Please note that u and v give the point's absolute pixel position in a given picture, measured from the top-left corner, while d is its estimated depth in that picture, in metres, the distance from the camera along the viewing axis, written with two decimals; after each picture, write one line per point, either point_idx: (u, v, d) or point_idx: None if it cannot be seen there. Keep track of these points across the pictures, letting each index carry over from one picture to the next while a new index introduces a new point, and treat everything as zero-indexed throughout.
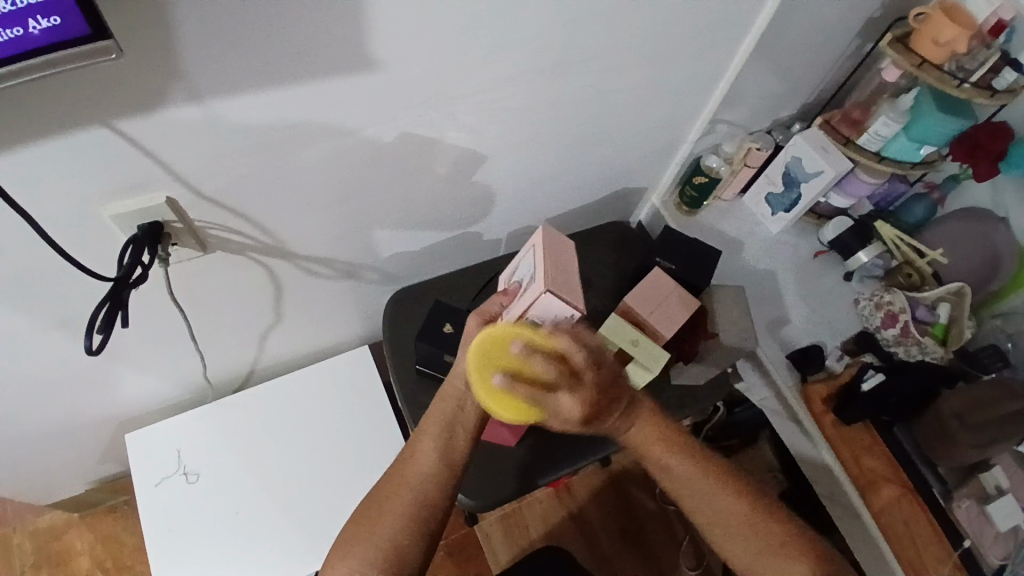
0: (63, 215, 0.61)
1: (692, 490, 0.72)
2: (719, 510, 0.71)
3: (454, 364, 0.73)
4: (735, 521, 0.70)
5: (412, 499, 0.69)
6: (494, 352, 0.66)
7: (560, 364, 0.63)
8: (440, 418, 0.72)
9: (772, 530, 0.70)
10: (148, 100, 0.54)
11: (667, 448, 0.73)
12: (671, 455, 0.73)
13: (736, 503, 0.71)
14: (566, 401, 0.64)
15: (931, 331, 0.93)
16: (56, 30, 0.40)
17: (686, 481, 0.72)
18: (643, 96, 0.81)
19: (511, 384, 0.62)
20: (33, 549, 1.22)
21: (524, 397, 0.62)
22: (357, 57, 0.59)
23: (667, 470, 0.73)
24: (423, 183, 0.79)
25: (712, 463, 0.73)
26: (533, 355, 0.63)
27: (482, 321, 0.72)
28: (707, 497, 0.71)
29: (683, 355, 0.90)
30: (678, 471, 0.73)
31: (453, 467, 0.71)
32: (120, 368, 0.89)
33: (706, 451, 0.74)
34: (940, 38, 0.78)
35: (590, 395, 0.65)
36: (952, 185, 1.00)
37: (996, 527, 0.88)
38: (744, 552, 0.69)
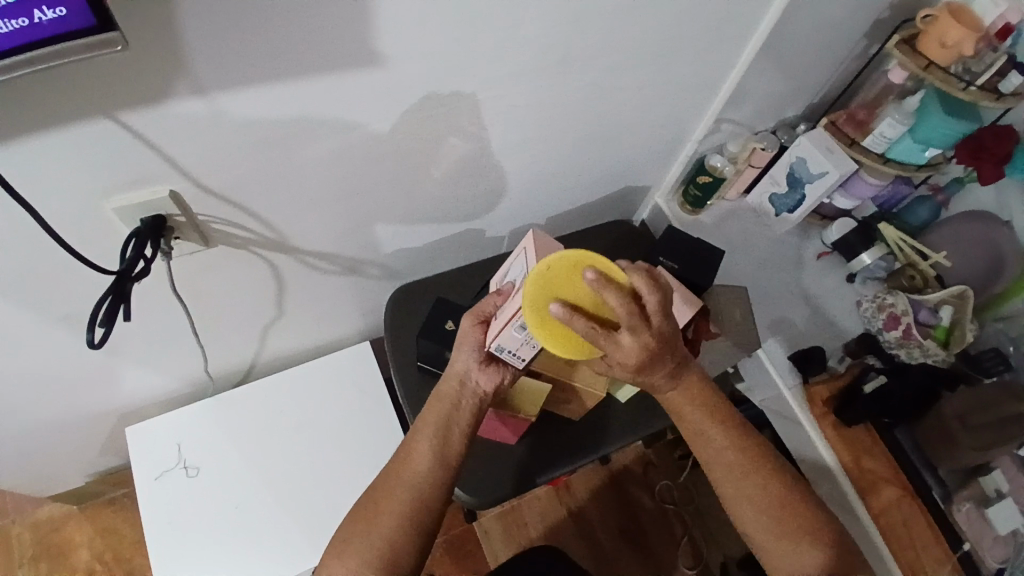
0: (67, 207, 0.61)
1: (722, 462, 0.71)
2: (745, 485, 0.70)
3: (450, 363, 0.74)
4: (761, 498, 0.70)
5: (407, 497, 0.69)
6: (559, 275, 0.58)
7: (638, 305, 0.57)
8: (435, 417, 0.72)
9: (793, 511, 0.69)
10: (152, 93, 0.53)
11: (705, 412, 0.72)
12: (708, 420, 0.72)
13: (764, 481, 0.70)
14: (630, 343, 0.59)
15: (933, 334, 0.92)
16: (61, 21, 0.40)
17: (718, 452, 0.71)
18: (647, 94, 0.81)
19: (569, 315, 0.57)
20: (32, 541, 1.22)
21: (582, 331, 0.58)
22: (362, 52, 0.58)
23: (704, 435, 0.72)
24: (426, 179, 0.79)
25: (746, 438, 0.72)
26: (607, 289, 0.56)
27: (476, 321, 0.73)
28: (736, 472, 0.71)
29: (683, 353, 0.87)
30: (712, 435, 0.72)
31: (448, 466, 0.70)
32: (121, 361, 0.89)
33: (744, 424, 0.74)
34: (946, 39, 0.77)
35: (654, 340, 0.60)
36: (957, 187, 0.99)
37: (995, 531, 0.89)
38: (764, 530, 0.69)
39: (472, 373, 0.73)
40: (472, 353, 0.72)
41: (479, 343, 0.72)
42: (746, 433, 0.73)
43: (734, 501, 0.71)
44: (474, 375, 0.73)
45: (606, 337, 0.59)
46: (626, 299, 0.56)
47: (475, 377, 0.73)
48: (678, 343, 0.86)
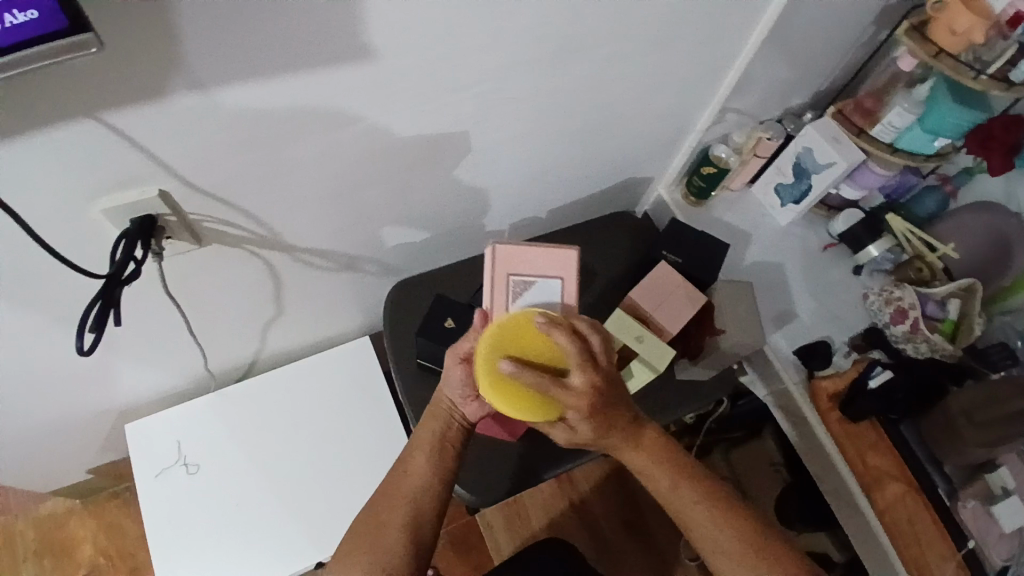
0: (56, 210, 0.59)
1: (688, 510, 0.66)
2: (713, 529, 0.65)
3: (440, 389, 0.76)
4: (721, 537, 0.65)
5: (407, 511, 0.71)
6: (510, 328, 0.62)
7: (581, 352, 0.60)
8: (431, 435, 0.75)
9: (772, 555, 0.64)
10: (129, 91, 0.51)
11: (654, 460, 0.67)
12: (657, 466, 0.67)
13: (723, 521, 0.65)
14: (578, 386, 0.60)
15: (940, 328, 0.92)
16: (33, 24, 0.38)
17: (676, 495, 0.66)
18: (650, 84, 0.79)
19: (520, 370, 0.59)
20: (36, 537, 1.22)
21: (532, 381, 0.59)
22: (354, 44, 0.56)
23: (655, 481, 0.67)
24: (423, 173, 0.77)
25: (690, 470, 0.68)
26: (554, 329, 0.60)
27: (461, 361, 0.72)
28: (688, 516, 0.66)
29: (689, 350, 0.90)
30: (663, 481, 0.67)
31: (444, 480, 0.73)
32: (118, 360, 0.88)
33: (688, 459, 0.68)
34: (956, 27, 0.75)
35: (603, 379, 0.61)
36: (965, 178, 0.98)
37: (1001, 527, 0.88)
38: (746, 573, 0.63)
39: (457, 407, 0.75)
40: (457, 390, 0.74)
41: (466, 381, 0.73)
42: (696, 471, 0.68)
43: (708, 549, 0.65)
44: (460, 407, 0.75)
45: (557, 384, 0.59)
46: (570, 332, 0.61)
47: (462, 408, 0.76)
48: (683, 338, 0.89)
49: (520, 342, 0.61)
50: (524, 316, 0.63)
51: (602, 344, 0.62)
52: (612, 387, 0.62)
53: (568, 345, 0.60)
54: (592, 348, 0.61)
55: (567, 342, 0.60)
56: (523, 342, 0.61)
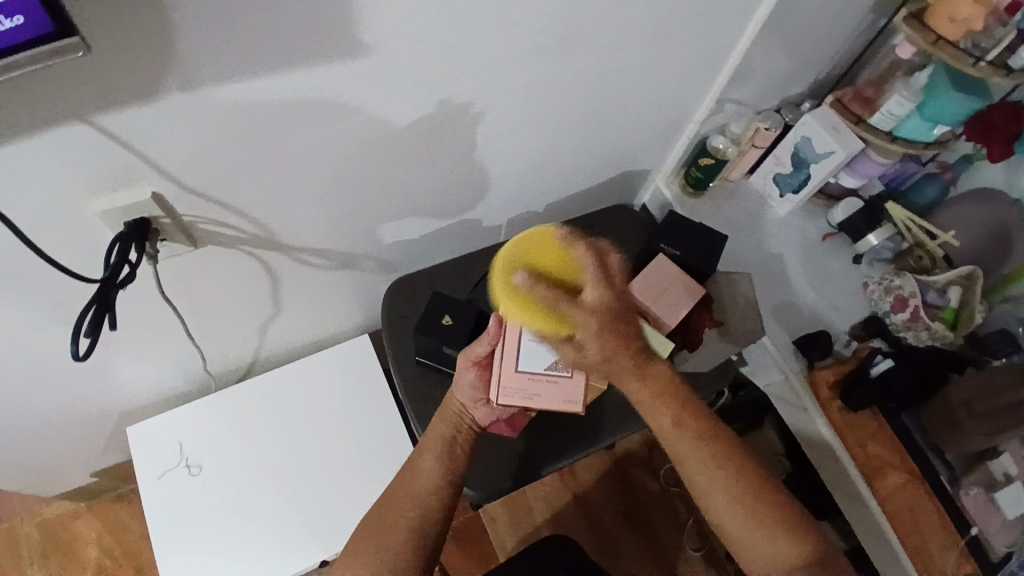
0: (50, 214, 0.59)
1: (687, 454, 0.67)
2: (710, 476, 0.67)
3: (451, 390, 0.77)
4: (722, 481, 0.66)
5: (413, 513, 0.71)
6: (531, 243, 0.63)
7: (598, 267, 0.59)
8: (440, 438, 0.74)
9: (763, 503, 0.66)
10: (120, 94, 0.51)
11: (661, 402, 0.67)
12: (663, 408, 0.67)
13: (718, 467, 0.67)
14: (590, 305, 0.59)
15: (941, 316, 0.91)
16: (19, 29, 0.38)
17: (678, 438, 0.67)
18: (646, 75, 0.78)
19: (533, 283, 0.58)
20: (42, 539, 1.23)
21: (544, 297, 0.58)
22: (346, 42, 0.56)
23: (659, 421, 0.67)
24: (419, 169, 0.76)
25: (695, 413, 0.68)
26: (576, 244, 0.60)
27: (472, 365, 0.75)
28: (690, 460, 0.67)
29: (687, 342, 0.87)
30: (667, 423, 0.67)
31: (453, 483, 0.73)
32: (118, 363, 0.88)
33: (695, 401, 0.68)
34: (956, 15, 0.74)
35: (615, 301, 0.60)
36: (965, 166, 0.97)
37: (1004, 515, 0.88)
38: (736, 518, 0.66)
39: (469, 410, 0.76)
40: (468, 393, 0.75)
41: (476, 384, 0.75)
42: (700, 415, 0.68)
43: (703, 492, 0.68)
44: (472, 410, 0.76)
45: (570, 301, 0.58)
46: (591, 249, 0.60)
47: (472, 411, 0.76)
48: (682, 331, 0.86)
49: (540, 255, 0.61)
50: (546, 234, 0.63)
51: (619, 266, 0.61)
52: (625, 312, 0.61)
53: (586, 262, 0.59)
54: (610, 267, 0.60)
55: (587, 257, 0.59)
56: (541, 258, 0.61)
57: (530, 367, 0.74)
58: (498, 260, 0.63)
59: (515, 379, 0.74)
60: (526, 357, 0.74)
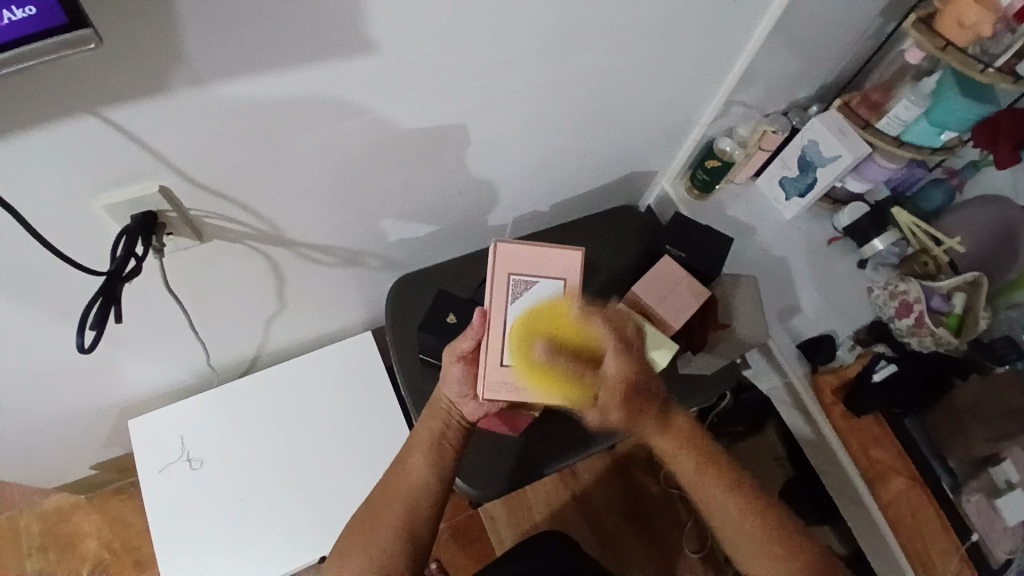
0: (57, 207, 0.59)
1: (715, 500, 0.71)
2: (738, 519, 0.70)
3: (438, 386, 0.75)
4: (752, 525, 0.70)
5: (403, 510, 0.71)
6: (546, 317, 0.68)
7: (614, 335, 0.64)
8: (429, 435, 0.74)
9: (793, 546, 0.69)
10: (129, 87, 0.51)
11: (688, 454, 0.72)
12: (689, 457, 0.72)
13: (745, 509, 0.70)
14: (613, 372, 0.63)
15: (946, 322, 0.90)
16: (32, 20, 0.38)
17: (706, 487, 0.72)
18: (654, 77, 0.78)
19: (553, 354, 0.64)
20: (41, 531, 1.23)
21: (568, 366, 0.64)
22: (355, 38, 0.56)
23: (687, 473, 0.72)
24: (425, 167, 0.76)
25: (720, 464, 0.73)
26: (592, 320, 0.65)
27: (458, 360, 0.72)
28: (719, 506, 0.71)
29: (692, 344, 0.87)
30: (694, 473, 0.72)
31: (442, 479, 0.73)
32: (121, 356, 0.88)
33: (720, 455, 0.74)
34: (964, 20, 0.74)
35: (635, 367, 0.64)
36: (972, 171, 0.97)
37: (1005, 521, 0.88)
38: (771, 564, 0.69)
39: (457, 404, 0.74)
40: (455, 389, 0.73)
41: (463, 379, 0.72)
42: (726, 467, 0.73)
43: (736, 539, 0.71)
44: (459, 405, 0.74)
45: (591, 369, 0.64)
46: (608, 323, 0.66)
47: (460, 406, 0.74)
48: (686, 333, 0.87)
49: (558, 328, 0.67)
50: (559, 305, 0.68)
51: (635, 334, 0.66)
52: (643, 377, 0.65)
53: (602, 332, 0.65)
54: (628, 335, 0.66)
55: (603, 329, 0.65)
56: (558, 330, 0.66)
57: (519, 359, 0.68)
58: (513, 325, 0.68)
59: (500, 372, 0.68)
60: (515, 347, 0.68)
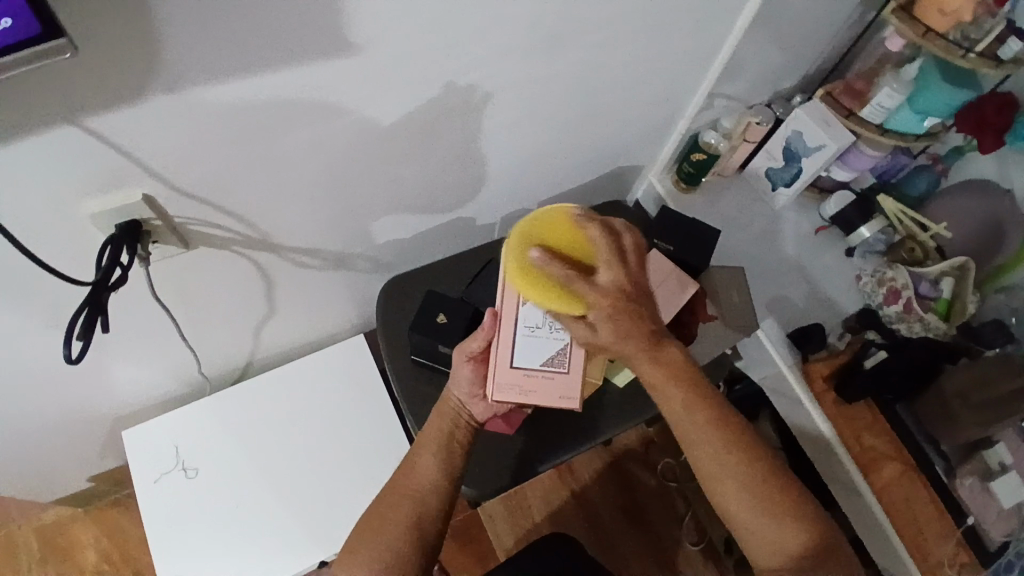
0: (40, 218, 0.59)
1: (699, 440, 0.64)
2: (719, 460, 0.64)
3: (447, 387, 0.78)
4: (734, 468, 0.64)
5: (411, 508, 0.71)
6: (549, 223, 0.64)
7: (612, 241, 0.61)
8: (438, 433, 0.75)
9: (774, 491, 0.64)
10: (111, 96, 0.51)
11: (683, 385, 0.64)
12: (680, 388, 0.64)
13: (729, 451, 0.64)
14: (605, 281, 0.61)
15: (933, 308, 0.91)
16: (8, 31, 0.38)
17: (695, 426, 0.64)
18: (637, 71, 0.78)
19: (548, 260, 0.60)
20: (39, 545, 1.22)
21: (560, 275, 0.60)
22: (337, 41, 0.56)
23: (676, 407, 0.64)
24: (411, 166, 0.76)
25: (707, 402, 0.64)
26: (589, 224, 0.62)
27: (468, 360, 0.75)
28: (703, 444, 0.64)
29: (683, 337, 0.87)
30: (682, 406, 0.64)
31: (452, 477, 0.73)
32: (112, 365, 0.87)
33: (710, 388, 0.66)
34: (945, 8, 0.75)
35: (630, 283, 0.61)
36: (956, 156, 0.97)
37: (1000, 504, 0.88)
38: (744, 506, 0.64)
39: (468, 404, 0.76)
40: (464, 389, 0.76)
41: (473, 379, 0.75)
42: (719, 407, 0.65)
43: (714, 485, 0.65)
44: (468, 406, 0.76)
45: (584, 279, 0.60)
46: (604, 230, 0.62)
47: (470, 407, 0.77)
48: (676, 326, 0.86)
49: (557, 236, 0.63)
50: (559, 216, 0.64)
51: (635, 245, 0.63)
52: (642, 292, 0.62)
53: (598, 240, 0.61)
54: (625, 248, 0.62)
55: (599, 237, 0.61)
56: (557, 236, 0.63)
57: (527, 363, 0.74)
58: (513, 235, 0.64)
59: (511, 374, 0.74)
60: (522, 351, 0.74)
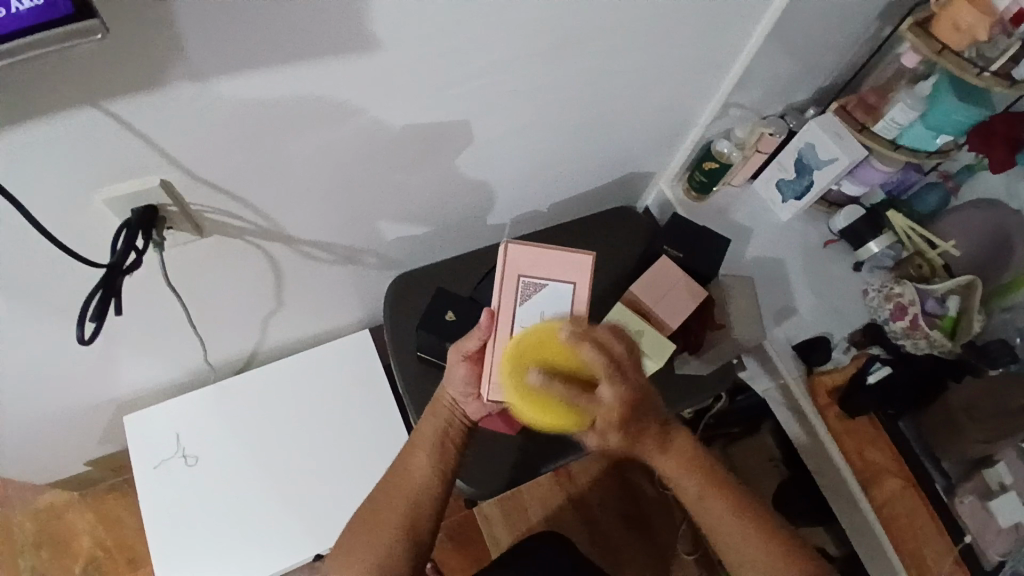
0: (57, 200, 0.59)
1: (722, 528, 0.71)
2: (743, 546, 0.71)
3: (442, 386, 0.75)
4: (756, 551, 0.70)
5: (405, 508, 0.71)
6: (541, 345, 0.62)
7: (606, 354, 0.61)
8: (432, 433, 0.74)
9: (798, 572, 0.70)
10: (134, 81, 0.51)
11: (695, 473, 0.72)
12: (694, 476, 0.72)
13: (750, 532, 0.71)
14: (608, 396, 0.61)
15: (939, 324, 0.90)
16: (37, 10, 0.38)
17: (715, 513, 0.71)
18: (653, 78, 0.79)
19: (550, 380, 0.59)
20: (35, 529, 1.22)
21: (563, 395, 0.59)
22: (359, 35, 0.56)
23: (695, 495, 0.72)
24: (425, 164, 0.76)
25: (717, 479, 0.73)
26: (580, 344, 0.61)
27: (463, 360, 0.71)
28: (724, 528, 0.71)
29: (689, 344, 0.88)
30: (699, 494, 0.72)
31: (445, 476, 0.73)
32: (118, 351, 0.87)
33: (724, 473, 0.74)
34: (960, 22, 0.75)
35: (631, 391, 0.62)
36: (967, 174, 0.98)
37: (998, 523, 0.89)
38: None
39: (460, 403, 0.74)
40: (459, 388, 0.73)
41: (468, 379, 0.72)
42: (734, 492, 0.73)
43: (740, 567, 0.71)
44: (462, 405, 0.75)
45: (587, 394, 0.60)
46: (597, 346, 0.61)
47: (464, 406, 0.75)
48: (683, 333, 0.87)
49: (549, 358, 0.62)
50: (552, 330, 0.64)
51: (628, 351, 0.62)
52: (641, 393, 0.63)
53: (593, 358, 0.61)
54: (620, 358, 0.62)
55: (593, 357, 0.60)
56: (552, 358, 0.62)
57: None
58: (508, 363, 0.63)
59: None
60: None
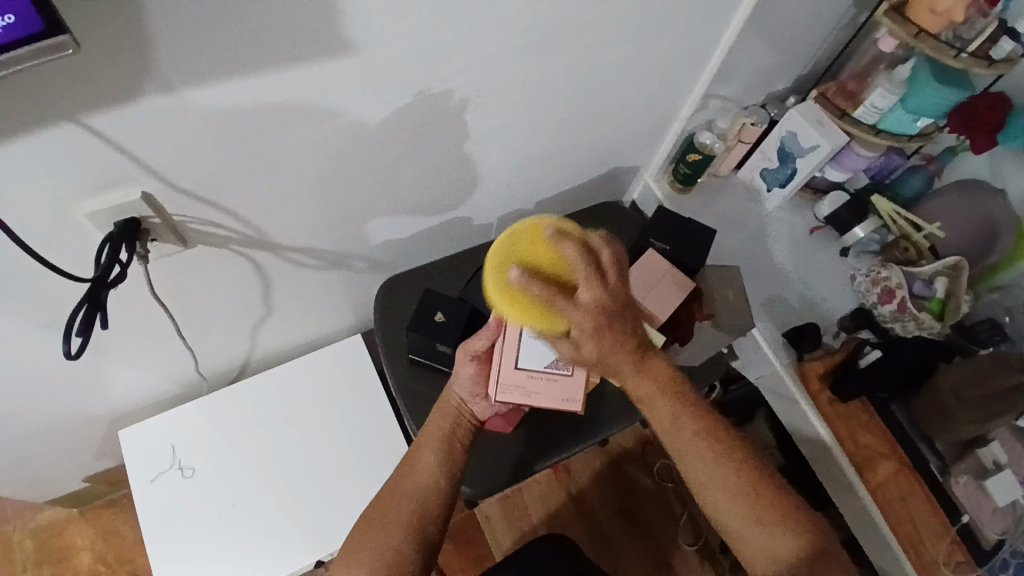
0: (39, 216, 0.59)
1: (695, 459, 0.64)
2: (718, 478, 0.63)
3: (449, 386, 0.79)
4: (728, 479, 0.63)
5: (412, 507, 0.70)
6: (526, 241, 0.59)
7: (590, 259, 0.54)
8: (439, 432, 0.75)
9: (774, 502, 0.63)
10: (109, 93, 0.51)
11: (671, 399, 0.63)
12: (667, 400, 0.63)
13: (722, 460, 0.63)
14: (586, 302, 0.54)
15: (928, 306, 0.91)
16: (9, 28, 0.38)
17: (688, 438, 0.64)
18: (632, 72, 0.79)
19: (528, 279, 0.54)
20: (35, 547, 1.22)
21: (540, 294, 0.54)
22: (333, 39, 0.56)
23: (666, 420, 0.64)
24: (408, 166, 0.77)
25: (690, 402, 0.64)
26: (562, 241, 0.54)
27: (473, 359, 0.75)
28: (694, 452, 0.64)
29: (678, 337, 0.87)
30: (671, 416, 0.63)
31: (453, 477, 0.73)
32: (109, 365, 0.87)
33: (698, 397, 0.65)
34: (937, 7, 0.76)
35: (613, 298, 0.55)
36: (949, 157, 0.98)
37: (994, 502, 0.89)
38: (740, 514, 0.63)
39: (471, 402, 0.78)
40: (467, 388, 0.77)
41: (476, 378, 0.76)
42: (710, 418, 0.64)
43: (710, 498, 0.64)
44: (470, 404, 0.78)
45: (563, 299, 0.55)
46: (578, 245, 0.54)
47: (471, 406, 0.78)
48: (672, 325, 0.86)
49: (530, 253, 0.58)
50: (537, 227, 0.59)
51: (615, 257, 0.55)
52: (624, 306, 0.56)
53: (576, 259, 0.54)
54: (606, 263, 0.55)
55: (574, 254, 0.54)
56: (533, 255, 0.57)
57: (530, 364, 0.75)
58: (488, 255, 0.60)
59: (514, 374, 0.75)
60: (526, 351, 0.75)
